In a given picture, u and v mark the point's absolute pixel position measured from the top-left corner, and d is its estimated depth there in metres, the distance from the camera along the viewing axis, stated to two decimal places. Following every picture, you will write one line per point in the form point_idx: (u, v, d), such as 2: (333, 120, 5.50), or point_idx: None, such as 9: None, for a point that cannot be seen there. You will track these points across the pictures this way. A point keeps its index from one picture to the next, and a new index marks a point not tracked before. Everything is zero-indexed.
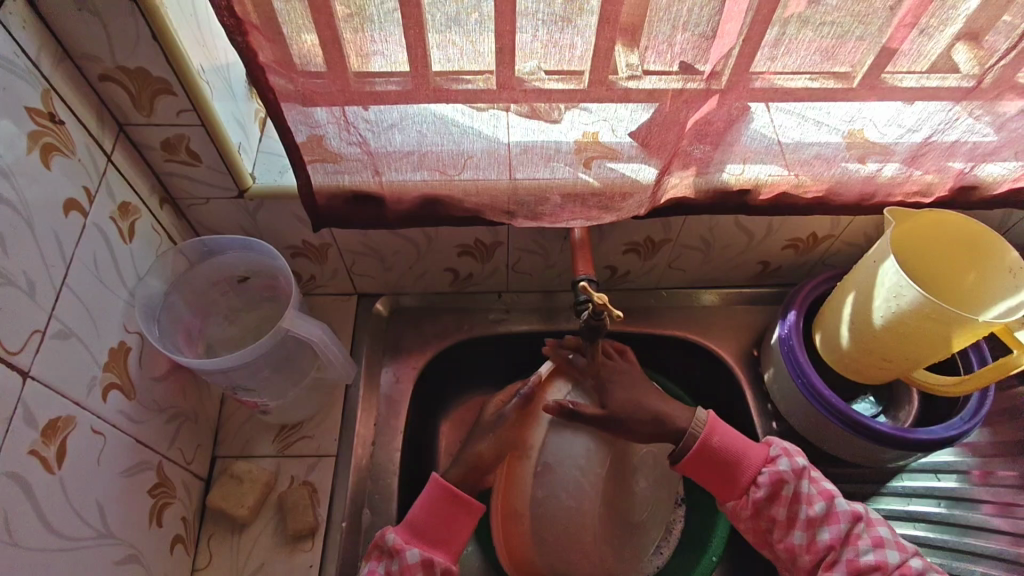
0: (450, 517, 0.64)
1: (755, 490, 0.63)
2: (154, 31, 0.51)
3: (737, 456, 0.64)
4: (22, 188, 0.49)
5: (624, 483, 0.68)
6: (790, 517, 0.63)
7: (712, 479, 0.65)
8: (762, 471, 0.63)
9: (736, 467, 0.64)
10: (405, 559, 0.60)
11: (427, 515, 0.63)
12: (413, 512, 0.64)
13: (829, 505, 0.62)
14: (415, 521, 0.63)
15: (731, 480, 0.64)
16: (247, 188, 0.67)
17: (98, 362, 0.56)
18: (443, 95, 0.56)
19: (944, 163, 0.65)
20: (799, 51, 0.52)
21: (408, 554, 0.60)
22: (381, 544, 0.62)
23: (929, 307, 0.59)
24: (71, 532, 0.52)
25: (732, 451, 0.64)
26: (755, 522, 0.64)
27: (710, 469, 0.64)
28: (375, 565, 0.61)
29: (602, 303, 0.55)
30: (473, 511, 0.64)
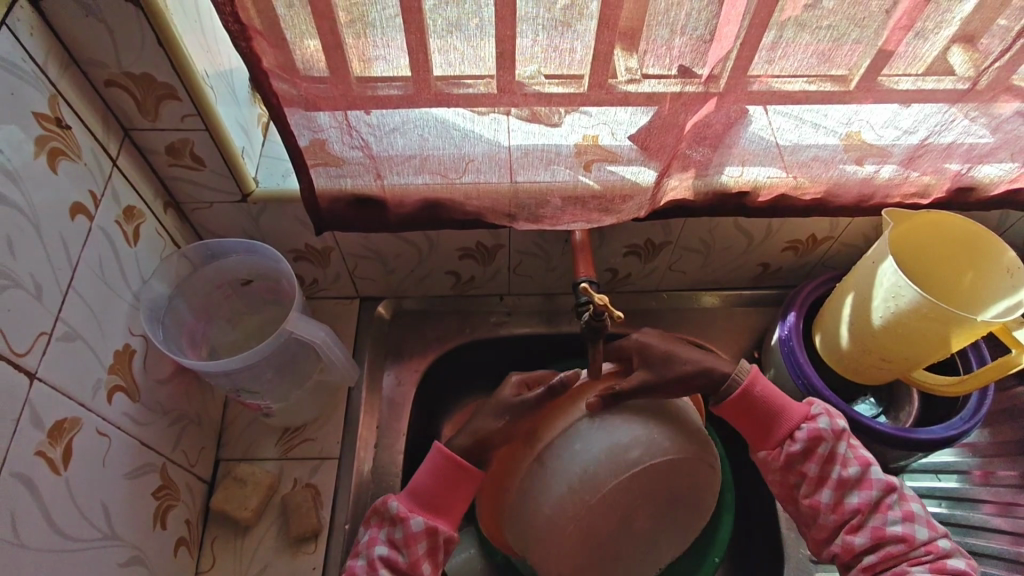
0: (454, 486, 0.63)
1: (791, 443, 0.63)
2: (159, 37, 0.51)
3: (775, 407, 0.64)
4: (29, 192, 0.49)
5: (629, 523, 0.61)
6: (821, 475, 0.62)
7: (750, 426, 0.64)
8: (801, 427, 0.63)
9: (774, 416, 0.64)
10: (408, 529, 0.61)
11: (431, 482, 0.63)
12: (417, 479, 0.63)
13: (864, 470, 0.62)
14: (419, 489, 0.63)
15: (768, 429, 0.64)
16: (250, 192, 0.67)
17: (103, 364, 0.57)
18: (444, 100, 0.56)
19: (941, 164, 0.65)
20: (796, 54, 0.53)
21: (411, 523, 0.61)
22: (384, 512, 0.63)
23: (927, 306, 0.59)
24: (77, 533, 0.53)
25: (771, 400, 0.64)
26: (783, 476, 0.64)
27: (747, 413, 0.64)
28: (376, 532, 0.63)
29: (603, 304, 0.55)
30: (476, 480, 0.63)
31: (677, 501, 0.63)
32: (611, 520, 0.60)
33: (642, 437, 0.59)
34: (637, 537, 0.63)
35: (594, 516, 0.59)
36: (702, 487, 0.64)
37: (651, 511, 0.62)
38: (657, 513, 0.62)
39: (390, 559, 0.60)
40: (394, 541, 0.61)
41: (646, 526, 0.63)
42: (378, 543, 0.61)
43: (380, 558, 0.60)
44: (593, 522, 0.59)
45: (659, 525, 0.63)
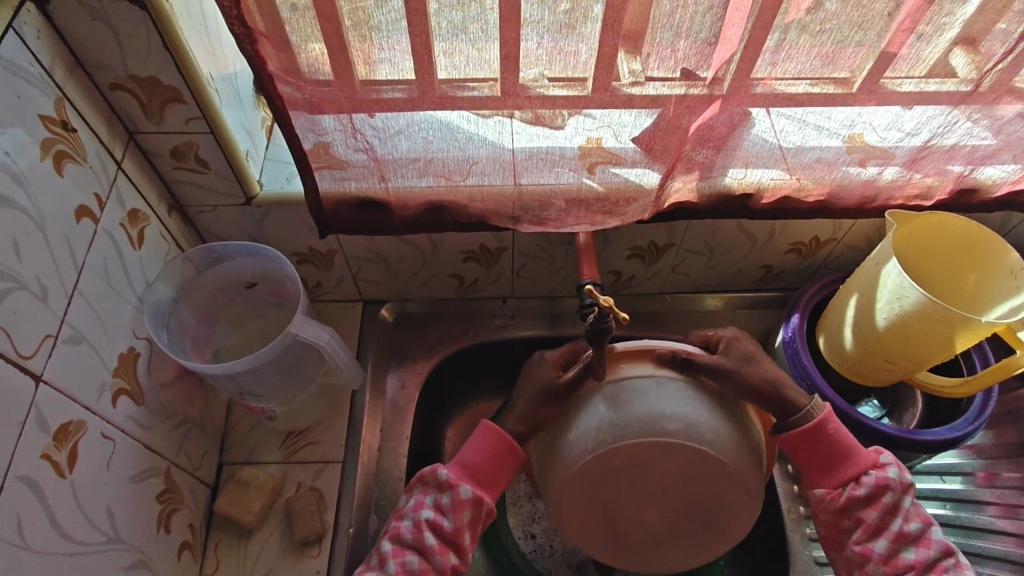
0: (501, 463, 0.61)
1: (855, 486, 0.58)
2: (165, 40, 0.51)
3: (842, 450, 0.59)
4: (35, 195, 0.49)
5: (638, 501, 0.61)
6: (879, 525, 0.58)
7: (812, 459, 0.60)
8: (868, 472, 0.59)
9: (839, 456, 0.59)
10: (457, 496, 0.59)
11: (480, 457, 0.61)
12: (466, 450, 0.61)
13: (924, 528, 0.58)
14: (468, 461, 0.61)
15: (832, 467, 0.59)
16: (254, 195, 0.67)
17: (108, 368, 0.57)
18: (448, 102, 0.57)
19: (943, 166, 0.66)
20: (799, 57, 0.53)
21: (461, 489, 0.59)
22: (432, 478, 0.61)
23: (932, 307, 0.59)
24: (82, 536, 0.52)
25: (841, 441, 0.60)
26: (835, 519, 0.59)
27: (813, 448, 0.60)
28: (422, 497, 0.61)
29: (608, 304, 0.53)
30: (518, 461, 0.61)
31: (705, 502, 0.61)
32: (624, 491, 0.60)
33: (696, 433, 0.55)
34: (642, 520, 0.63)
35: (609, 481, 0.58)
36: (737, 504, 0.60)
37: (667, 498, 0.61)
38: (674, 502, 0.61)
39: (436, 524, 0.59)
40: (440, 507, 0.60)
41: (656, 512, 0.62)
42: (425, 507, 0.60)
43: (426, 521, 0.59)
44: (608, 486, 0.59)
45: (670, 515, 0.62)
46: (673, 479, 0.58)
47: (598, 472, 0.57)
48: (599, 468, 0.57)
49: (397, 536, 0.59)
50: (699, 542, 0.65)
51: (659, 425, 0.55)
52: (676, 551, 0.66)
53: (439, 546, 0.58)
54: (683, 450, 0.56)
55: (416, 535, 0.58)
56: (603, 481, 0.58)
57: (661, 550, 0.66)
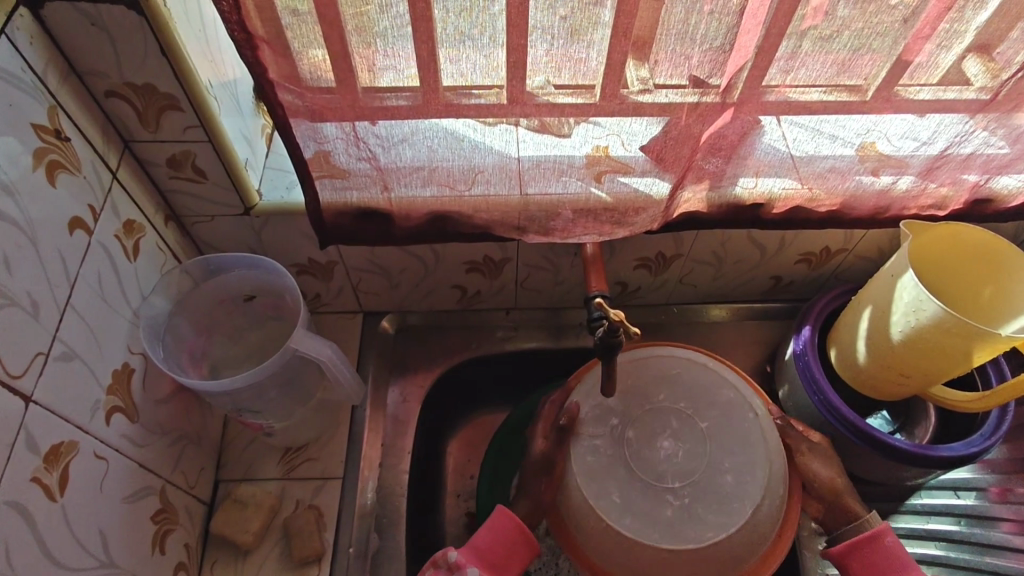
0: (512, 545, 0.60)
1: None
2: (163, 46, 0.50)
3: (899, 567, 0.57)
4: (26, 206, 0.47)
5: (661, 431, 0.64)
6: None
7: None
8: None
9: (894, 573, 0.57)
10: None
11: (490, 537, 0.60)
12: (480, 535, 0.61)
13: None
14: (480, 543, 0.60)
15: None
16: (254, 205, 0.66)
17: (101, 385, 0.55)
18: (454, 110, 0.55)
19: (959, 175, 0.64)
20: (814, 64, 0.52)
21: (468, 573, 0.57)
22: (441, 560, 0.59)
23: (951, 321, 0.58)
24: (73, 562, 0.50)
25: (898, 557, 0.58)
26: None
27: (868, 560, 0.58)
28: None
29: (619, 319, 0.52)
30: (531, 545, 0.61)
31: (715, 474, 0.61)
32: (669, 414, 0.65)
33: (767, 434, 0.63)
34: (645, 456, 0.62)
35: (674, 399, 0.65)
36: (744, 537, 0.59)
37: (689, 445, 0.63)
38: (692, 450, 0.63)
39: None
40: None
41: (663, 454, 0.62)
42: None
43: None
44: (674, 401, 0.65)
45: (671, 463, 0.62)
46: (715, 430, 0.64)
47: (672, 386, 0.66)
48: (678, 379, 0.66)
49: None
50: (662, 515, 0.60)
51: (751, 402, 0.65)
52: (640, 505, 0.60)
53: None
54: (760, 431, 0.63)
55: None
56: (670, 402, 0.65)
57: (616, 486, 0.61)
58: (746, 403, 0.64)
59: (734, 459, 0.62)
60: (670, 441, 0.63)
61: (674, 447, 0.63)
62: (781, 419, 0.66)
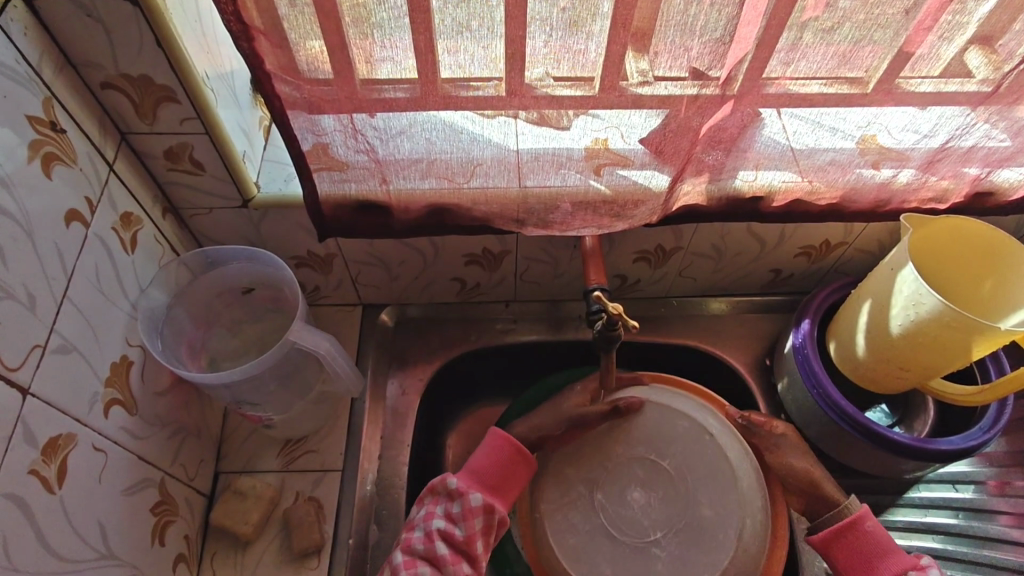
0: (512, 467, 0.64)
1: None
2: (159, 38, 0.49)
3: (880, 550, 0.59)
4: (22, 198, 0.47)
5: (630, 483, 0.68)
6: None
7: (851, 561, 0.60)
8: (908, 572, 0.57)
9: (876, 556, 0.59)
10: (467, 503, 0.60)
11: (489, 461, 0.64)
12: (476, 458, 0.64)
13: None
14: (478, 467, 0.63)
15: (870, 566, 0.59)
16: (252, 198, 0.65)
17: (99, 378, 0.55)
18: (452, 103, 0.55)
19: (960, 168, 0.64)
20: (814, 56, 0.51)
21: (471, 498, 0.60)
22: (442, 488, 0.62)
23: (949, 315, 0.58)
24: (71, 554, 0.50)
25: (877, 542, 0.60)
26: None
27: (850, 547, 0.60)
28: (433, 508, 0.61)
29: (617, 312, 0.52)
30: (529, 465, 0.65)
31: (694, 515, 0.66)
32: (635, 464, 0.69)
33: (728, 456, 0.69)
34: (622, 516, 0.67)
35: (633, 446, 0.70)
36: (736, 565, 0.64)
37: (660, 490, 0.68)
38: (665, 497, 0.68)
39: (448, 533, 0.59)
40: (452, 515, 0.60)
41: (640, 506, 0.67)
42: (435, 517, 0.60)
43: (438, 531, 0.59)
44: (632, 449, 0.70)
45: (649, 514, 0.67)
46: (681, 468, 0.69)
47: (629, 433, 0.70)
48: (631, 427, 0.70)
49: (409, 547, 0.59)
50: (657, 567, 0.65)
51: (704, 428, 0.70)
52: (630, 566, 0.65)
53: (451, 555, 0.58)
54: (720, 454, 0.69)
55: (428, 546, 0.58)
56: (629, 450, 0.70)
57: (604, 558, 0.65)
58: (698, 430, 0.70)
59: (706, 487, 0.68)
60: (642, 489, 0.68)
61: (646, 496, 0.68)
62: (741, 418, 0.69)
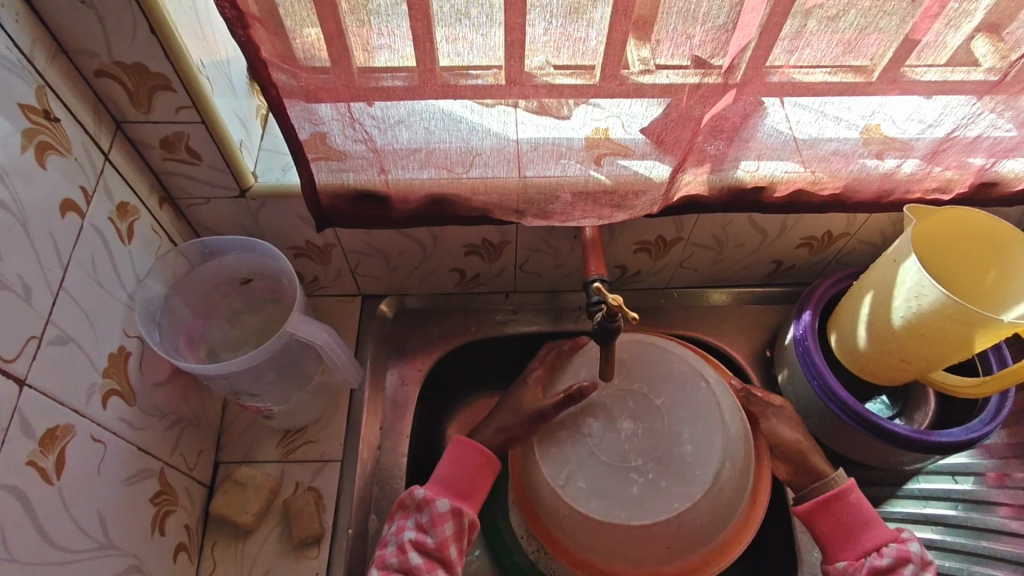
0: (477, 473, 0.63)
1: (875, 557, 0.57)
2: (152, 25, 0.49)
3: (863, 521, 0.60)
4: (17, 188, 0.47)
5: (620, 412, 0.63)
6: None
7: (834, 532, 0.60)
8: (889, 544, 0.58)
9: (859, 527, 0.60)
10: (435, 510, 0.60)
11: (455, 469, 0.63)
12: (443, 467, 0.63)
13: None
14: (445, 476, 0.63)
15: (853, 538, 0.59)
16: (249, 187, 0.65)
17: (97, 369, 0.55)
18: (451, 91, 0.54)
19: (965, 158, 0.63)
20: (818, 44, 0.51)
21: (437, 505, 0.60)
22: (410, 501, 0.62)
23: (952, 306, 0.57)
24: (71, 544, 0.50)
25: (861, 514, 0.60)
26: None
27: (834, 517, 0.61)
28: (404, 522, 0.61)
29: (616, 304, 0.52)
30: (496, 467, 0.64)
31: (680, 448, 0.61)
32: (627, 395, 0.64)
33: (720, 400, 0.63)
34: (606, 438, 0.62)
35: (629, 380, 0.64)
36: (709, 507, 0.59)
37: (647, 423, 0.62)
38: (651, 428, 0.62)
39: (419, 543, 0.58)
40: (422, 526, 0.60)
41: (626, 435, 0.61)
42: (406, 529, 0.60)
43: (410, 542, 0.58)
44: (630, 382, 0.64)
45: (631, 442, 0.61)
46: (672, 405, 0.63)
47: (628, 367, 0.65)
48: (630, 363, 0.66)
49: (384, 563, 0.58)
50: (631, 491, 0.60)
51: (701, 372, 0.65)
52: (603, 486, 0.60)
53: (425, 564, 0.57)
54: (713, 397, 0.63)
55: (402, 557, 0.57)
56: (625, 383, 0.64)
57: (580, 472, 0.61)
58: (696, 372, 0.65)
59: (693, 427, 0.62)
60: (631, 419, 0.62)
61: (634, 425, 0.62)
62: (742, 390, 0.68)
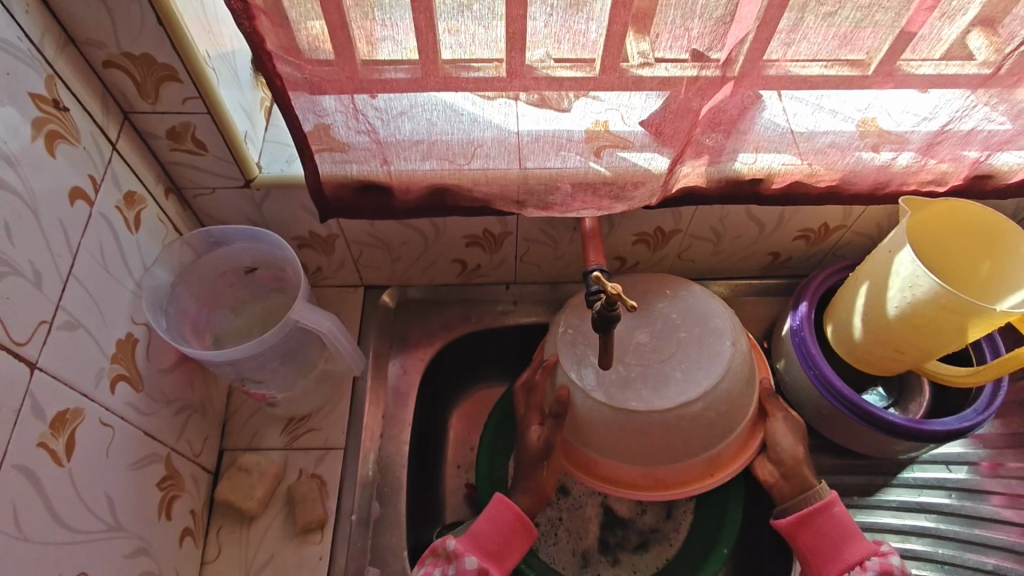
0: (513, 536, 0.63)
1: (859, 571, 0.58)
2: (161, 17, 0.50)
3: (847, 535, 0.61)
4: (27, 176, 0.48)
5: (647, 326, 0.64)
6: None
7: (816, 545, 0.61)
8: (870, 557, 0.59)
9: (842, 540, 0.60)
10: (463, 566, 0.59)
11: (490, 528, 0.62)
12: (478, 523, 0.63)
13: None
14: (479, 533, 0.62)
15: (836, 551, 0.60)
16: (254, 177, 0.66)
17: (106, 354, 0.56)
18: (453, 83, 0.55)
19: (959, 151, 0.64)
20: (815, 37, 0.51)
21: (466, 561, 0.59)
22: (442, 550, 0.61)
23: (945, 296, 0.58)
24: (81, 525, 0.52)
25: (843, 527, 0.61)
26: None
27: (816, 529, 0.61)
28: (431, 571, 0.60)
29: (615, 292, 0.53)
30: (530, 536, 0.63)
31: (681, 364, 0.62)
32: (660, 317, 0.65)
33: (734, 363, 0.62)
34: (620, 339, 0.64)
35: (671, 311, 0.65)
36: (663, 431, 0.60)
37: (662, 341, 0.63)
38: (663, 346, 0.63)
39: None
40: None
41: (636, 343, 0.63)
42: None
43: None
44: (670, 312, 0.65)
45: (634, 348, 0.63)
46: (697, 343, 0.63)
47: (677, 301, 0.66)
48: (683, 299, 0.66)
49: None
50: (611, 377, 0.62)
51: (735, 335, 0.63)
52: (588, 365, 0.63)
53: None
54: (729, 357, 0.61)
55: None
56: (665, 312, 0.66)
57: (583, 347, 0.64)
58: (733, 331, 0.63)
59: (698, 362, 0.61)
60: (647, 334, 0.64)
61: (648, 339, 0.63)
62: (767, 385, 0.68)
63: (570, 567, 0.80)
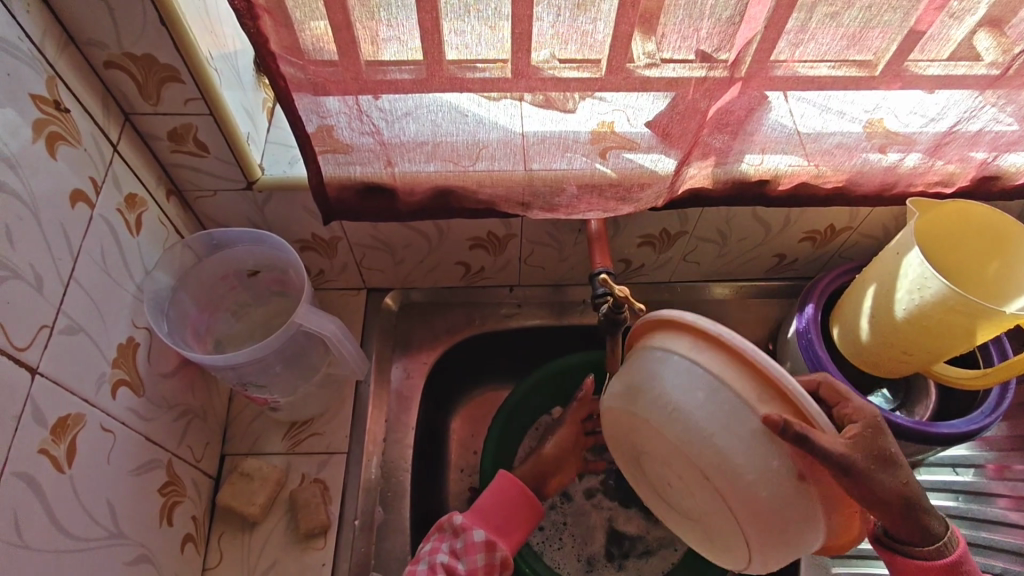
0: (516, 512, 0.64)
1: None
2: (163, 17, 0.49)
3: None
4: (28, 178, 0.47)
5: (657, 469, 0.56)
6: None
7: None
8: None
9: None
10: (469, 538, 0.61)
11: (496, 502, 0.64)
12: (483, 498, 0.64)
13: None
14: (485, 507, 0.64)
15: None
16: (256, 179, 0.65)
17: (107, 359, 0.55)
18: (458, 84, 0.54)
19: (967, 152, 0.64)
20: (823, 37, 0.51)
21: (472, 533, 0.61)
22: (448, 525, 0.63)
23: (954, 298, 0.58)
24: (81, 532, 0.51)
25: None
26: None
27: None
28: (438, 544, 0.61)
29: (623, 296, 0.52)
30: (536, 513, 0.65)
31: (708, 518, 0.53)
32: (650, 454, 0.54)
33: (729, 487, 0.46)
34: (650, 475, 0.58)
35: (641, 437, 0.53)
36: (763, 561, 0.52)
37: (680, 486, 0.54)
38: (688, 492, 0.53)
39: (451, 567, 0.59)
40: (455, 552, 0.60)
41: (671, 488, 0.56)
42: (439, 551, 0.60)
43: (442, 565, 0.59)
44: (643, 439, 0.53)
45: (675, 495, 0.56)
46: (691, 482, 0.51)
47: (630, 422, 0.52)
48: (638, 426, 0.51)
49: None
50: (692, 529, 0.58)
51: (700, 457, 0.46)
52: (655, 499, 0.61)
53: None
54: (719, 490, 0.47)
55: None
56: (639, 436, 0.53)
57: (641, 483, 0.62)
58: (694, 456, 0.47)
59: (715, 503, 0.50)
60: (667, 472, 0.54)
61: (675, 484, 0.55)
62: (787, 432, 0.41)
63: (574, 572, 0.79)
